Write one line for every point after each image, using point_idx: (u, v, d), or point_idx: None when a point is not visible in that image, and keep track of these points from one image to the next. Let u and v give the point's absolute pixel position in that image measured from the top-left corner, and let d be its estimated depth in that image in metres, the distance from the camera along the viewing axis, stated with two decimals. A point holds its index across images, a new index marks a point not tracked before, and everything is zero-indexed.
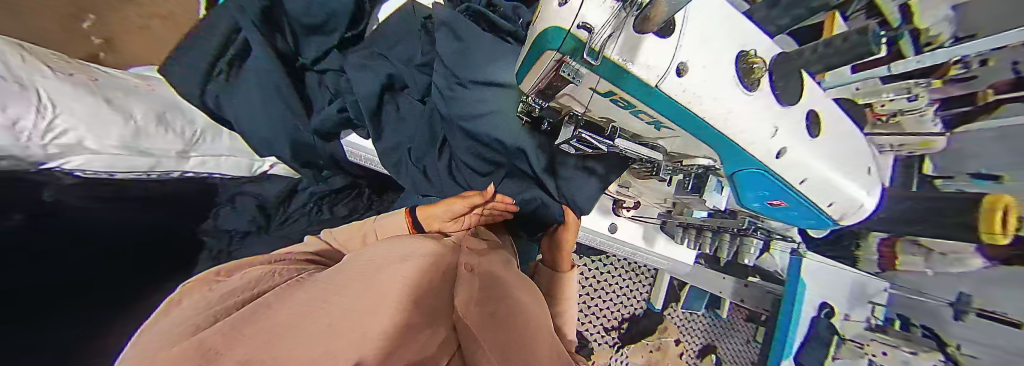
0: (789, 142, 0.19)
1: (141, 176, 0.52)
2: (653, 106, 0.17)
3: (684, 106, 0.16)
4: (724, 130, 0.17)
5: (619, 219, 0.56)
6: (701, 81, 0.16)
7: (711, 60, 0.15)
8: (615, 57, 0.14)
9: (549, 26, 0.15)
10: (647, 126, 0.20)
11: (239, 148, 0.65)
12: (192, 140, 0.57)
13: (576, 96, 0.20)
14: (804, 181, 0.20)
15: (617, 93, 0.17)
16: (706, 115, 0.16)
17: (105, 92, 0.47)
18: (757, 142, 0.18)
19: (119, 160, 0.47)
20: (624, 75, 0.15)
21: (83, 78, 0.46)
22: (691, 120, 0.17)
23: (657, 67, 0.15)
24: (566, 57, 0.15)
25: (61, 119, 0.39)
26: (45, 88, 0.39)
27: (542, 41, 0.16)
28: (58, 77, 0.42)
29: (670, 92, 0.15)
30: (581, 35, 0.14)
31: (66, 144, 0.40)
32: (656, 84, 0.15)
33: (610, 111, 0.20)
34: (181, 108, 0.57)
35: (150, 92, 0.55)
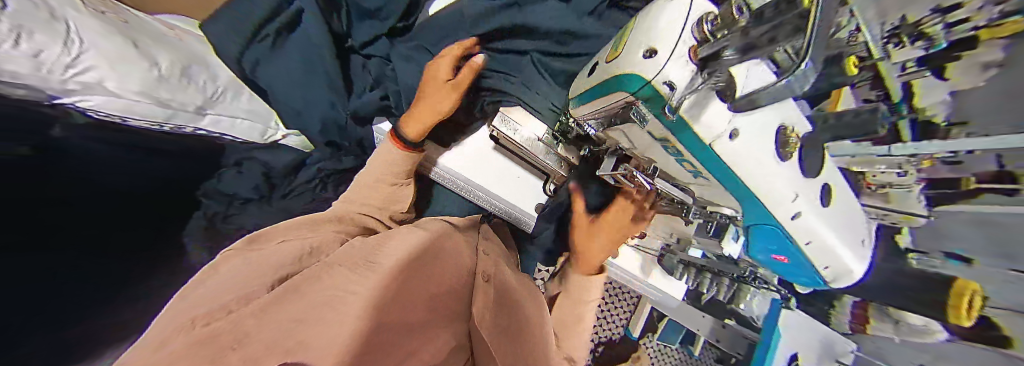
0: (806, 208, 0.21)
1: (154, 126, 0.51)
2: (698, 157, 0.21)
3: (725, 161, 0.20)
4: (754, 187, 0.20)
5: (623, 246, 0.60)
6: (748, 145, 0.19)
7: (755, 129, 0.20)
8: (685, 112, 0.19)
9: (631, 72, 0.20)
10: (688, 172, 0.24)
11: (257, 112, 0.64)
12: (213, 98, 0.56)
13: (632, 132, 0.25)
14: (809, 242, 0.23)
15: (671, 140, 0.21)
16: (743, 174, 0.20)
17: (134, 36, 0.46)
18: (778, 203, 0.21)
19: (135, 107, 0.46)
20: (687, 129, 0.19)
21: (114, 18, 0.45)
22: (728, 176, 0.21)
23: (715, 129, 0.19)
24: (638, 100, 0.21)
25: (87, 56, 0.38)
26: (76, 23, 0.38)
27: (620, 83, 0.21)
28: (89, 13, 0.41)
29: (720, 151, 0.19)
30: (664, 89, 0.19)
31: (85, 82, 0.39)
32: (711, 141, 0.19)
33: (659, 153, 0.24)
34: (207, 63, 0.57)
35: (180, 43, 0.55)
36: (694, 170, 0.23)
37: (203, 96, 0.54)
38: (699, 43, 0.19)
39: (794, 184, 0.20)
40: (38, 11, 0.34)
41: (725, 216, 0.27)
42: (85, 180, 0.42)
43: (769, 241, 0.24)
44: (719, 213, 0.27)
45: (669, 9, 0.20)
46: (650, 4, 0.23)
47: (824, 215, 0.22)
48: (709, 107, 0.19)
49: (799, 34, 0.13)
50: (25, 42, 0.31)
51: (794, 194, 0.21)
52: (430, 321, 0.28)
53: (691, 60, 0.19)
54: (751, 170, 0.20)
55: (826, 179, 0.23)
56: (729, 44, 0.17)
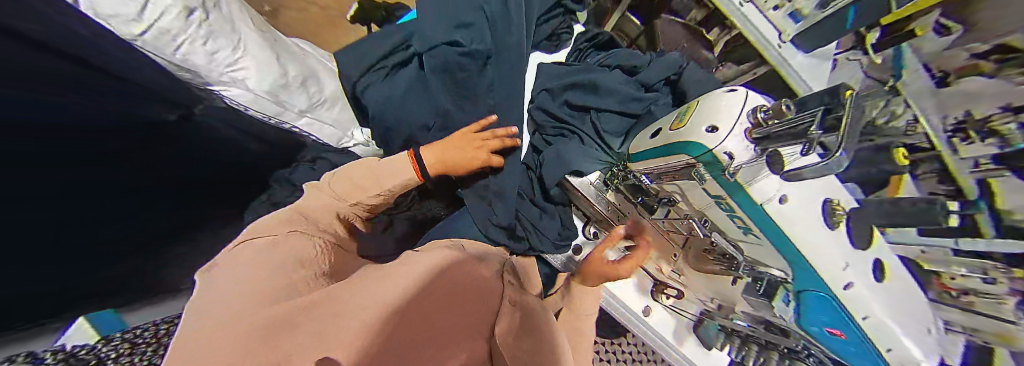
0: (857, 280, 0.23)
1: (265, 118, 0.63)
2: (750, 215, 0.25)
3: (775, 221, 0.23)
4: (802, 250, 0.23)
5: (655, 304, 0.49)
6: (796, 212, 0.24)
7: (800, 200, 0.24)
8: (740, 178, 0.24)
9: (693, 140, 0.26)
10: (739, 228, 0.28)
11: (342, 122, 0.74)
12: (314, 104, 0.68)
13: (689, 189, 0.30)
14: (866, 318, 0.23)
15: (724, 198, 0.26)
16: (794, 236, 0.23)
17: (279, 53, 0.63)
18: (830, 271, 0.23)
19: (258, 101, 0.59)
20: (741, 191, 0.24)
21: (270, 40, 0.63)
22: (779, 236, 0.24)
23: (766, 193, 0.23)
24: (699, 163, 0.26)
25: (245, 61, 0.54)
26: (246, 40, 0.55)
27: (683, 148, 0.27)
28: (255, 35, 0.59)
29: (771, 211, 0.23)
30: (723, 157, 0.24)
31: (234, 77, 0.53)
32: (762, 202, 0.24)
33: (712, 208, 0.29)
34: (319, 78, 0.70)
35: (305, 61, 0.70)
36: (745, 228, 0.27)
37: (307, 102, 0.66)
38: (754, 126, 0.24)
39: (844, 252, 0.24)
40: (226, 28, 0.51)
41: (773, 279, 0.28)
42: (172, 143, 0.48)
43: (820, 309, 0.25)
44: (767, 276, 0.28)
45: (727, 98, 0.25)
46: (707, 93, 0.29)
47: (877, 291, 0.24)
48: (763, 176, 0.24)
49: (837, 130, 0.20)
50: (205, 44, 0.47)
51: (844, 264, 0.24)
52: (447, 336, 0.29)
53: (747, 138, 0.24)
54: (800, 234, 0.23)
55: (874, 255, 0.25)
56: (772, 129, 0.22)
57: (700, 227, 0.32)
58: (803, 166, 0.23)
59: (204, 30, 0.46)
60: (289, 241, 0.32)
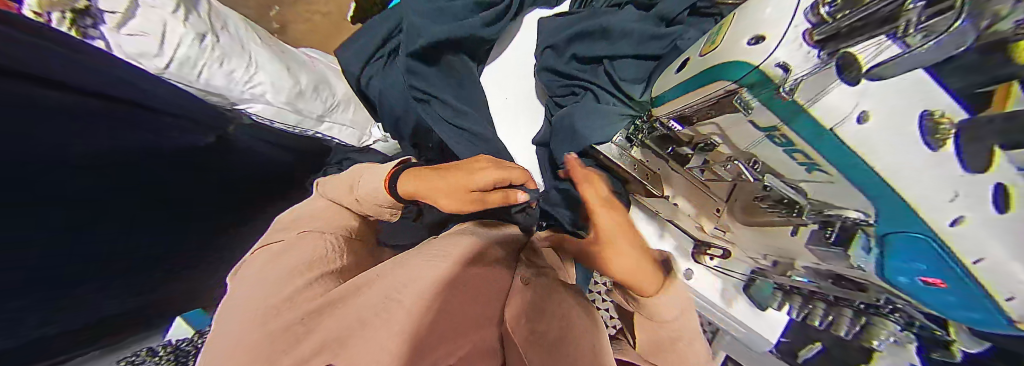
0: (967, 212, 0.16)
1: (290, 129, 0.67)
2: (813, 145, 0.21)
3: (852, 149, 0.18)
4: (895, 184, 0.18)
5: (697, 266, 0.47)
6: (892, 131, 0.17)
7: (888, 113, 0.17)
8: (801, 99, 0.20)
9: (738, 60, 0.25)
10: (802, 165, 0.23)
11: (359, 121, 0.77)
12: (331, 108, 0.71)
13: (738, 123, 0.27)
14: (981, 259, 0.17)
15: (780, 128, 0.22)
16: (881, 166, 0.18)
17: (289, 63, 0.65)
18: (925, 203, 0.17)
19: (279, 113, 0.63)
20: (802, 114, 0.20)
21: (279, 51, 0.66)
22: (855, 167, 0.19)
23: (838, 113, 0.18)
24: (743, 87, 0.24)
25: (259, 76, 0.58)
26: (256, 56, 0.59)
27: (725, 72, 0.26)
28: (264, 50, 0.62)
29: (846, 136, 0.18)
30: (776, 70, 0.22)
31: (254, 93, 0.58)
32: (834, 126, 0.19)
33: (765, 145, 0.25)
34: (330, 82, 0.71)
35: (314, 67, 0.72)
36: (812, 162, 0.22)
37: (324, 106, 0.69)
38: (816, 25, 0.21)
39: (944, 179, 0.16)
40: (237, 49, 0.57)
41: (848, 221, 0.23)
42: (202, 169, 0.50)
43: (916, 253, 0.20)
44: (837, 219, 0.24)
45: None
46: (736, 9, 0.28)
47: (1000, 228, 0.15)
48: (832, 90, 0.19)
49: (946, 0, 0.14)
50: (217, 65, 0.53)
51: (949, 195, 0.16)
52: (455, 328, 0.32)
53: (805, 43, 0.21)
54: (886, 158, 0.17)
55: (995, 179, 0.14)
56: (843, 25, 0.19)
57: (751, 170, 0.27)
58: (886, 60, 0.16)
59: (217, 53, 0.53)
60: (300, 241, 0.40)
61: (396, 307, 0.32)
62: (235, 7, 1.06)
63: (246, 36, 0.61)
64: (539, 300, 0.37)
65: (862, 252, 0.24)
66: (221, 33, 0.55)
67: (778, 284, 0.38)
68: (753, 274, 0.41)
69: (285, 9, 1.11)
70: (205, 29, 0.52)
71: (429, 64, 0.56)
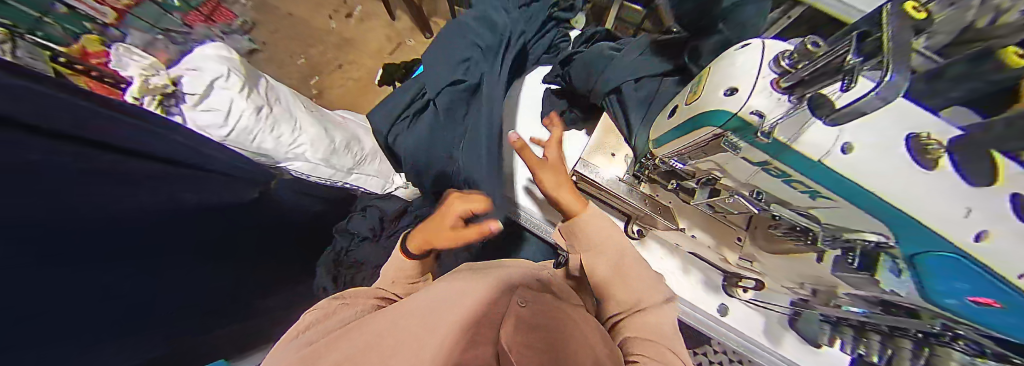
0: (988, 225, 0.17)
1: (325, 181, 0.75)
2: (806, 176, 0.22)
3: (848, 177, 0.19)
4: (901, 207, 0.19)
5: (732, 301, 0.43)
6: (871, 160, 0.19)
7: (871, 145, 0.19)
8: (781, 136, 0.21)
9: (714, 109, 0.24)
10: (802, 193, 0.24)
11: (384, 170, 0.84)
12: (360, 161, 0.78)
13: (730, 162, 0.28)
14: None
15: (772, 163, 0.23)
16: (879, 191, 0.19)
17: (327, 125, 0.75)
18: (941, 221, 0.18)
19: (316, 168, 0.71)
20: (789, 151, 0.21)
21: (318, 114, 0.77)
22: (853, 192, 0.20)
23: (821, 146, 0.20)
24: (727, 132, 0.24)
25: (303, 137, 0.68)
26: (301, 120, 0.70)
27: (705, 120, 0.25)
28: (308, 115, 0.73)
29: (835, 165, 0.19)
30: (752, 118, 0.21)
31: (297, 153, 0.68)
32: (821, 158, 0.20)
33: (765, 179, 0.26)
34: (361, 140, 0.81)
35: (347, 126, 0.82)
36: (809, 191, 0.23)
37: (353, 161, 0.77)
38: (781, 76, 0.21)
39: (946, 198, 0.17)
40: (287, 115, 0.68)
41: (867, 245, 0.24)
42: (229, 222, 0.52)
43: (954, 270, 0.19)
44: (857, 243, 0.25)
45: (744, 54, 0.24)
46: (720, 55, 0.27)
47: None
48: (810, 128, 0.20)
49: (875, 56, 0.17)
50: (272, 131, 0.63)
51: (963, 210, 0.17)
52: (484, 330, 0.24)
53: (775, 91, 0.21)
54: (887, 188, 0.18)
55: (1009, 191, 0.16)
56: (805, 74, 0.19)
57: (754, 201, 0.29)
58: (852, 103, 0.17)
59: (270, 121, 0.63)
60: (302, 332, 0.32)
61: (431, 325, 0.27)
62: (283, 78, 1.26)
63: (297, 106, 0.73)
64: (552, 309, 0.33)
65: (891, 277, 0.24)
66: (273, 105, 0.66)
67: (826, 316, 0.36)
68: (799, 306, 0.38)
69: (323, 78, 1.30)
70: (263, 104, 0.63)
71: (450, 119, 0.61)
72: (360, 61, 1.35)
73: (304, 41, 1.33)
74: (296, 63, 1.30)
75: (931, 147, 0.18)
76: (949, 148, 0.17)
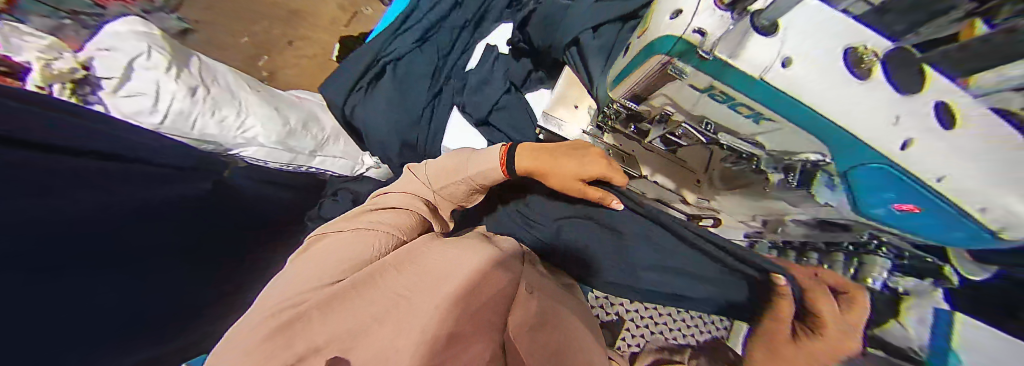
0: (921, 131, 0.16)
1: (283, 166, 0.69)
2: (748, 95, 0.21)
3: (782, 91, 0.19)
4: (838, 121, 0.18)
5: None
6: (810, 69, 0.18)
7: (806, 56, 0.18)
8: (720, 54, 0.21)
9: (664, 36, 0.25)
10: (748, 121, 0.24)
11: (351, 151, 0.78)
12: (321, 143, 0.73)
13: (680, 92, 0.27)
14: (942, 179, 0.16)
15: (717, 86, 0.23)
16: (813, 105, 0.18)
17: (281, 105, 0.69)
18: (875, 135, 0.17)
19: (273, 153, 0.65)
20: (729, 70, 0.21)
21: (272, 94, 0.71)
22: (801, 112, 0.19)
23: (761, 62, 0.19)
24: (674, 57, 0.24)
25: (250, 120, 0.62)
26: (247, 101, 0.64)
27: (657, 48, 0.26)
28: (258, 96, 0.67)
29: (772, 80, 0.19)
30: (695, 37, 0.22)
31: (247, 137, 0.62)
32: (760, 76, 0.19)
33: (714, 108, 0.25)
34: (320, 118, 0.75)
35: (306, 107, 0.75)
36: (753, 114, 0.23)
37: (314, 143, 0.71)
38: None
39: (876, 108, 0.17)
40: (228, 97, 0.61)
41: (804, 164, 0.24)
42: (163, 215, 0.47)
43: (880, 183, 0.19)
44: (798, 162, 0.24)
45: None
46: None
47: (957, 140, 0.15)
48: (748, 42, 0.20)
49: None
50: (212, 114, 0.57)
51: (893, 117, 0.17)
52: (472, 327, 0.27)
53: (718, 8, 0.21)
54: (819, 100, 0.18)
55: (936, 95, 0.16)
56: None
57: (703, 131, 0.28)
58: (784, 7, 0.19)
59: (209, 104, 0.57)
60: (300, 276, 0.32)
61: (430, 303, 0.28)
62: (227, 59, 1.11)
63: (242, 85, 0.66)
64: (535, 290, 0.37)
65: (826, 190, 0.24)
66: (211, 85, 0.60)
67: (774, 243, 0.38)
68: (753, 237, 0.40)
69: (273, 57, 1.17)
70: (197, 84, 0.57)
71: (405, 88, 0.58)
72: (314, 35, 1.21)
73: (246, 16, 1.17)
74: (239, 42, 1.15)
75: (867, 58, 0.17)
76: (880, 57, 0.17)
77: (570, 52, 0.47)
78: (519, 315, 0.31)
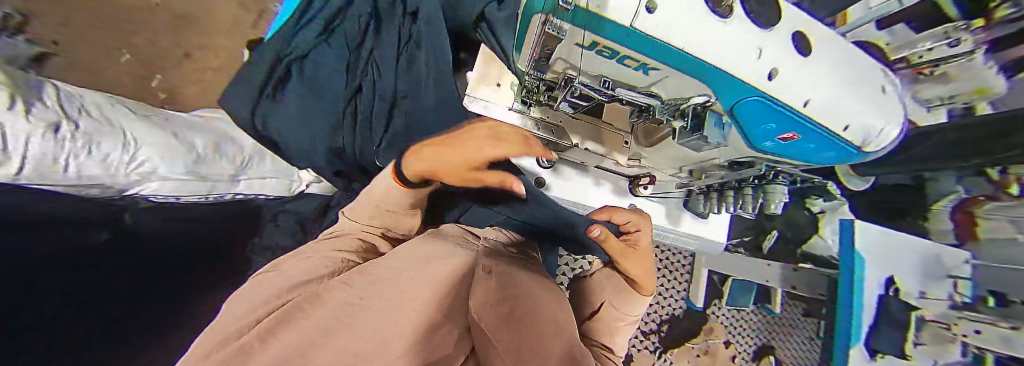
0: (779, 61, 0.21)
1: (202, 199, 0.60)
2: (640, 52, 0.21)
3: (649, 37, 0.19)
4: (713, 61, 0.20)
5: (638, 199, 0.58)
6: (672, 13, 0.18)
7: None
8: (588, 5, 0.18)
9: None
10: (639, 73, 0.26)
11: (281, 169, 0.70)
12: (242, 165, 0.64)
13: (566, 56, 0.28)
14: (809, 102, 0.22)
15: (600, 42, 0.22)
16: (691, 49, 0.19)
17: (172, 129, 0.57)
18: (745, 64, 0.20)
19: (184, 185, 0.55)
20: (603, 21, 0.19)
21: (157, 118, 0.57)
22: (677, 56, 0.20)
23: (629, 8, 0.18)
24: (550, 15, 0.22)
25: (143, 151, 0.49)
26: (132, 130, 0.50)
27: None
28: (139, 120, 0.53)
29: (641, 26, 0.18)
30: None
31: (144, 172, 0.49)
32: (630, 24, 0.18)
33: (606, 65, 0.27)
34: (235, 137, 0.66)
35: (206, 127, 0.64)
36: (641, 65, 0.24)
37: (234, 165, 0.63)
38: None
39: (755, 35, 0.20)
40: (101, 126, 0.46)
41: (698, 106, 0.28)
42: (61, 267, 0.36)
43: (756, 115, 0.23)
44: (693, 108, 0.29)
45: None
46: None
47: (808, 64, 0.21)
48: None
49: None
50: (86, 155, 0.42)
51: (759, 49, 0.20)
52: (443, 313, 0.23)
53: None
54: (685, 41, 0.19)
55: (790, 23, 0.21)
56: None
57: (601, 89, 0.30)
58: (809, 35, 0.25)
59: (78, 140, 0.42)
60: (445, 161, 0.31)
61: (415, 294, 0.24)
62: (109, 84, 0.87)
63: (100, 109, 0.49)
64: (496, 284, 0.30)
65: (714, 128, 0.29)
66: (76, 116, 0.44)
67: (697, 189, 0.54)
68: (682, 187, 0.55)
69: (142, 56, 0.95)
70: (56, 116, 0.41)
71: (318, 92, 0.55)
72: (212, 42, 1.02)
73: (115, 27, 0.94)
74: (116, 60, 0.92)
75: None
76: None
77: (482, 29, 0.49)
78: (480, 295, 0.26)
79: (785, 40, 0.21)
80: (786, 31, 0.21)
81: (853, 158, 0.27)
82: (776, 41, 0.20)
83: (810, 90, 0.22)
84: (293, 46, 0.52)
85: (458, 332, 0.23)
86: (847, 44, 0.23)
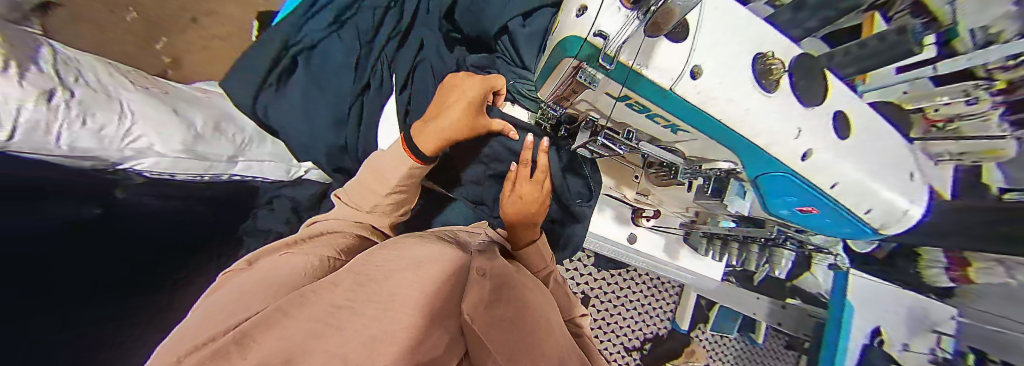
0: (812, 145, 0.27)
1: (194, 178, 0.57)
2: (667, 106, 0.24)
3: (686, 100, 0.23)
4: (741, 127, 0.24)
5: (639, 230, 0.64)
6: (715, 81, 0.22)
7: (713, 68, 0.22)
8: (629, 62, 0.21)
9: (570, 37, 0.23)
10: (664, 128, 0.29)
11: (279, 153, 0.71)
12: (241, 146, 0.64)
13: (594, 100, 0.28)
14: (836, 185, 0.30)
15: (633, 96, 0.24)
16: (720, 113, 0.23)
17: (172, 103, 0.55)
18: (783, 143, 0.26)
19: (180, 163, 0.52)
20: (642, 78, 0.22)
21: (157, 91, 0.55)
22: (703, 118, 0.24)
23: (669, 72, 0.21)
24: (582, 62, 0.23)
25: (137, 126, 0.46)
26: (128, 102, 0.47)
27: (565, 50, 0.24)
28: (135, 91, 0.50)
29: (685, 89, 0.22)
30: (598, 41, 0.21)
31: (138, 148, 0.46)
32: (671, 86, 0.22)
33: (636, 118, 0.29)
34: (234, 118, 0.65)
35: (209, 103, 0.63)
36: (670, 123, 0.27)
37: (233, 146, 0.62)
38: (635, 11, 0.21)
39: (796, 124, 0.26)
40: (97, 94, 0.43)
41: (722, 169, 0.34)
42: (85, 233, 0.39)
43: (777, 186, 0.30)
44: (717, 169, 0.34)
45: None
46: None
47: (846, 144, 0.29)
48: (658, 48, 0.21)
49: None
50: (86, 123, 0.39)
51: (799, 130, 0.26)
52: (435, 309, 0.22)
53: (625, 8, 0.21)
54: (728, 114, 0.23)
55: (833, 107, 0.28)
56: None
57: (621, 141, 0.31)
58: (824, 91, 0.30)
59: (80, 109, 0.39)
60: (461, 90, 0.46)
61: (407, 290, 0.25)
62: None
63: (97, 73, 0.46)
64: (496, 289, 0.29)
65: (736, 197, 0.41)
66: (73, 83, 0.40)
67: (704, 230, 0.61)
68: (686, 227, 0.62)
69: None
70: (51, 84, 0.37)
71: (320, 85, 0.55)
72: (223, 9, 0.89)
73: None
74: None
75: (772, 63, 0.25)
76: (785, 68, 0.26)
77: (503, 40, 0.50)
78: (475, 291, 0.26)
79: (822, 122, 0.28)
80: (827, 113, 0.28)
81: (861, 231, 0.35)
82: (813, 127, 0.27)
83: (836, 175, 0.29)
84: (304, 40, 0.54)
85: (449, 337, 0.21)
86: (870, 137, 0.31)
